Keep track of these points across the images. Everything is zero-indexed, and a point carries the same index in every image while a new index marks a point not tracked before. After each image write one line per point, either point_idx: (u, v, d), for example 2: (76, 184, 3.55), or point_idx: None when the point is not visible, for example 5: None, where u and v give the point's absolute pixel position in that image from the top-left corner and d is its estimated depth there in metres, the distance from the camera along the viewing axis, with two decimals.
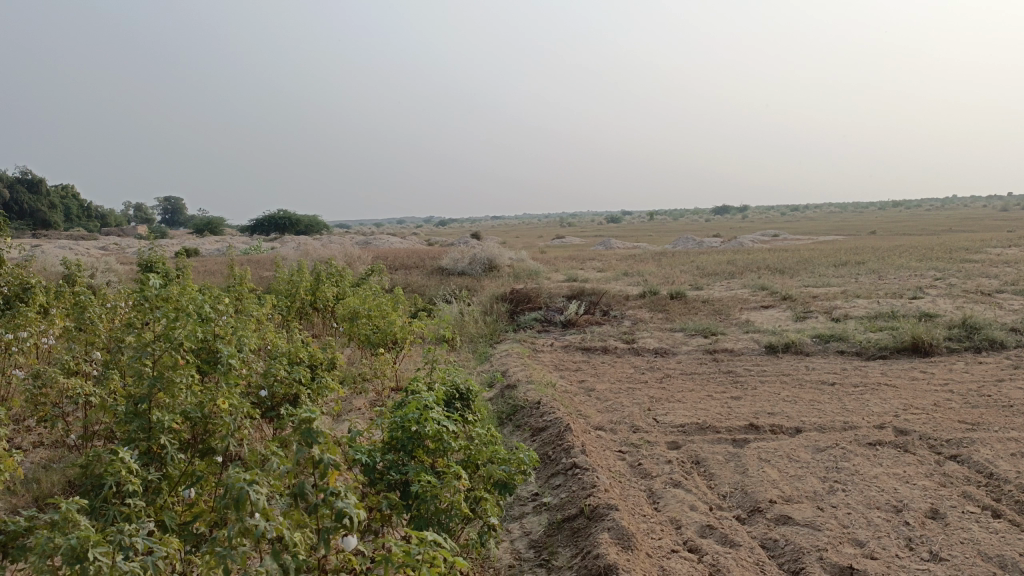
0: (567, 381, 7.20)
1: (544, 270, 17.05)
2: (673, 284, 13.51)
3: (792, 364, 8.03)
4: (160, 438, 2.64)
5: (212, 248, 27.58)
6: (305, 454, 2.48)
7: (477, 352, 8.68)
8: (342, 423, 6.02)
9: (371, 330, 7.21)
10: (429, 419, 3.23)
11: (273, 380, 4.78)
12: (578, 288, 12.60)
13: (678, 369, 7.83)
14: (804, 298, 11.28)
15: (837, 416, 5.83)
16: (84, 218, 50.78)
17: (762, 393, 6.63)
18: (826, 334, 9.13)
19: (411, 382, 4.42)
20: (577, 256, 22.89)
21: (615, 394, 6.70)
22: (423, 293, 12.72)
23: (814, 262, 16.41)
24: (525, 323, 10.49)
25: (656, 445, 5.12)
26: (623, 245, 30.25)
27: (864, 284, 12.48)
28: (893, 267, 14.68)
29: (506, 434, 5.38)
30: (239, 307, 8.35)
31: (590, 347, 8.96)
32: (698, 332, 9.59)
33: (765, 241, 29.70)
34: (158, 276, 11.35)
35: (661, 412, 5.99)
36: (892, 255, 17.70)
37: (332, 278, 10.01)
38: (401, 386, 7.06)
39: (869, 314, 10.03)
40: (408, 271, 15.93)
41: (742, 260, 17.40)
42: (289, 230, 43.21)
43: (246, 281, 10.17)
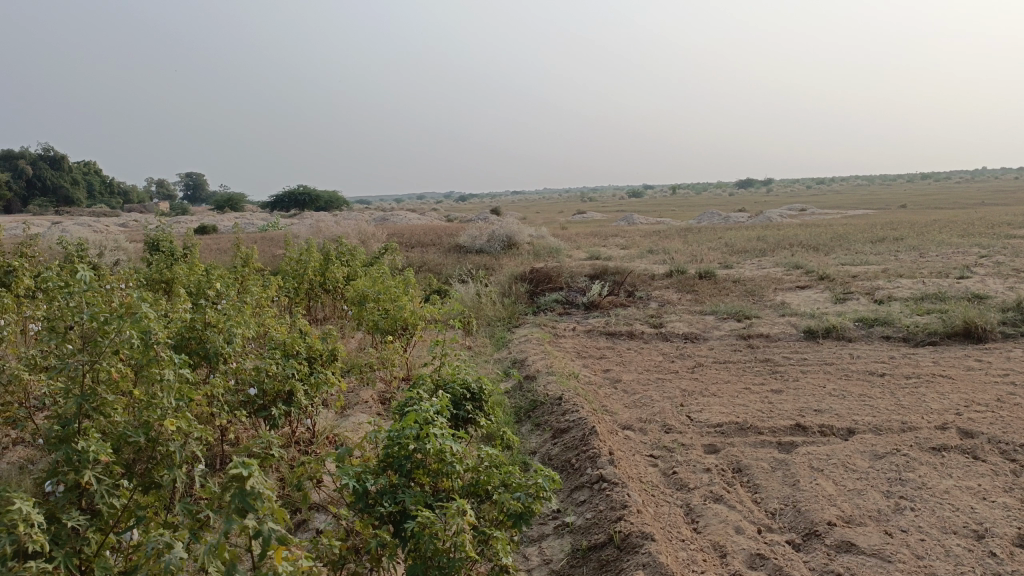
0: (591, 370, 6.66)
1: (566, 247, 16.46)
2: (701, 262, 12.89)
3: (834, 352, 7.43)
4: (84, 472, 2.08)
5: (229, 224, 27.30)
6: (242, 519, 1.93)
7: (494, 337, 8.17)
8: (347, 418, 5.53)
9: (380, 315, 6.69)
10: (431, 437, 2.69)
11: (262, 377, 4.24)
12: (601, 266, 12.02)
13: (711, 357, 7.26)
14: (843, 278, 10.61)
15: (892, 415, 5.24)
16: (106, 194, 50.82)
17: (805, 386, 6.05)
18: (869, 318, 8.48)
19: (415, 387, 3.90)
20: (601, 232, 22.29)
21: (643, 386, 6.16)
22: (439, 273, 12.23)
23: (850, 238, 15.66)
24: (545, 305, 9.95)
25: (692, 449, 4.58)
26: (646, 220, 29.59)
27: (905, 263, 11.77)
28: (934, 243, 13.91)
29: (523, 435, 4.86)
30: (242, 289, 7.87)
31: (615, 332, 8.40)
32: (730, 315, 8.99)
33: (793, 216, 28.90)
34: (165, 254, 10.92)
35: (696, 409, 5.44)
36: (930, 231, 16.88)
37: (343, 258, 9.51)
38: (410, 375, 6.56)
39: (914, 296, 9.36)
40: (425, 249, 15.42)
41: (773, 236, 16.69)
42: (308, 206, 42.89)
43: (253, 261, 9.72)
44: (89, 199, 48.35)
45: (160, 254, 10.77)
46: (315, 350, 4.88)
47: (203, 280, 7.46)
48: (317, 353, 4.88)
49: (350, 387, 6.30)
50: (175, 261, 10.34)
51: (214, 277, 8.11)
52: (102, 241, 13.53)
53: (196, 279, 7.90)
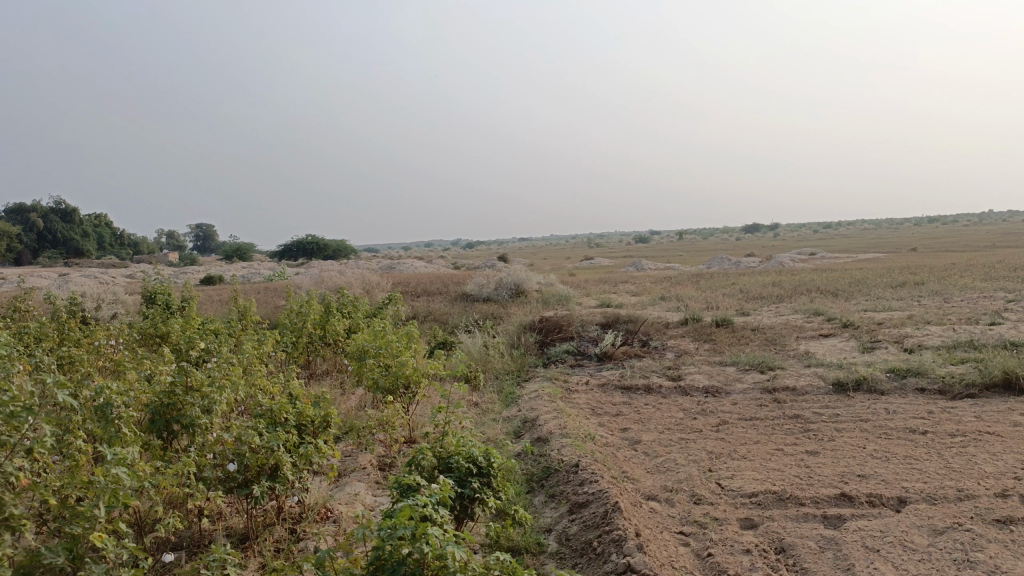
0: (607, 430, 6.17)
1: (576, 294, 16.05)
2: (716, 309, 12.44)
3: (868, 407, 6.93)
4: None
5: (236, 273, 27.13)
6: None
7: (502, 393, 7.72)
8: (342, 488, 5.07)
9: (380, 372, 6.25)
10: (429, 537, 2.28)
11: (243, 451, 3.80)
12: (613, 315, 11.59)
13: (735, 414, 6.76)
14: (868, 325, 10.13)
15: (945, 480, 4.72)
16: (115, 245, 50.98)
17: (843, 448, 5.53)
18: (901, 368, 7.98)
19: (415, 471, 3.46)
20: (611, 279, 21.89)
21: (666, 448, 5.66)
22: (445, 323, 11.81)
23: (869, 283, 15.21)
24: (556, 356, 9.49)
25: (726, 525, 4.08)
26: (655, 266, 29.31)
27: (931, 309, 11.29)
28: (957, 288, 13.45)
29: (536, 509, 4.38)
30: (236, 346, 7.49)
31: (630, 386, 7.92)
32: (752, 366, 8.51)
33: (804, 260, 28.51)
34: (161, 308, 10.54)
35: (726, 475, 4.94)
36: (951, 274, 16.40)
37: (345, 310, 9.11)
38: (413, 437, 6.11)
39: (945, 344, 8.86)
40: (431, 299, 15.03)
41: (789, 282, 16.26)
42: (316, 255, 42.77)
43: (251, 314, 9.35)
44: (98, 251, 48.43)
45: (158, 308, 10.42)
46: (305, 416, 4.43)
47: (196, 337, 7.06)
48: (307, 419, 4.43)
49: (349, 450, 5.85)
50: (171, 315, 9.96)
51: (207, 334, 7.72)
52: (100, 292, 13.22)
53: (188, 335, 7.51)
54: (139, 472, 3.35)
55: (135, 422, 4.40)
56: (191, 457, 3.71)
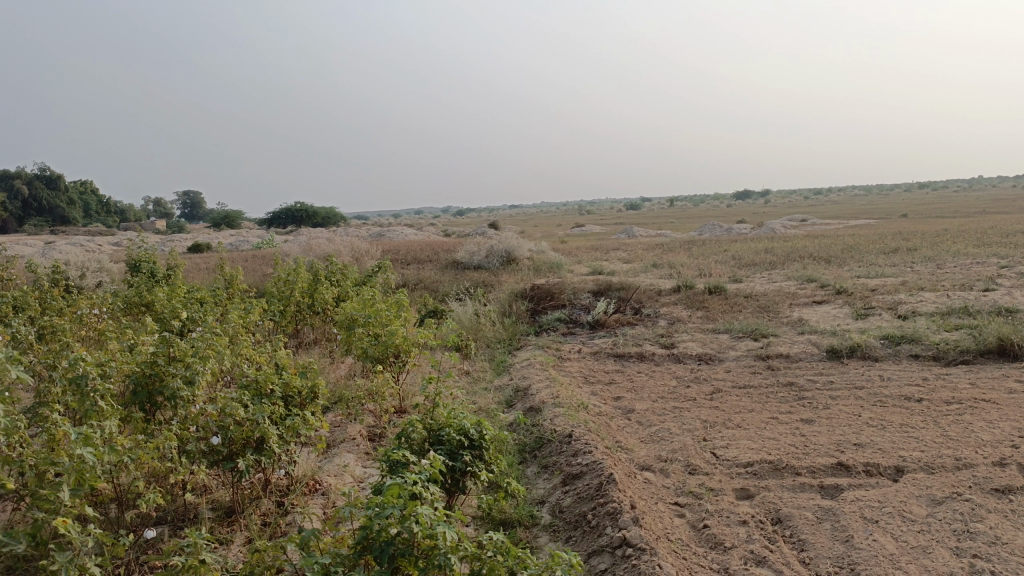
0: (600, 399, 6.09)
1: (567, 261, 15.94)
2: (708, 276, 12.35)
3: (863, 374, 6.87)
4: None
5: (225, 241, 26.83)
6: None
7: (494, 361, 7.63)
8: (331, 459, 4.97)
9: (369, 341, 6.13)
10: (418, 517, 2.21)
11: (227, 424, 3.68)
12: (605, 281, 11.48)
13: (729, 382, 6.69)
14: (861, 291, 10.07)
15: (942, 449, 4.67)
16: (101, 212, 50.39)
17: (838, 416, 5.47)
18: (895, 335, 7.92)
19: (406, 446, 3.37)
20: (603, 245, 21.77)
21: (660, 417, 5.58)
22: (436, 291, 11.68)
23: (862, 249, 15.14)
24: (548, 324, 9.39)
25: (722, 496, 4.02)
26: (647, 233, 29.20)
27: (924, 275, 11.23)
28: (950, 254, 13.40)
29: (530, 480, 4.31)
30: (221, 315, 7.34)
31: (623, 353, 7.84)
32: (746, 333, 8.44)
33: (796, 226, 28.43)
34: (146, 276, 10.35)
35: (721, 444, 4.87)
36: (943, 240, 16.34)
37: (333, 278, 8.96)
38: (403, 407, 6.01)
39: (939, 310, 8.80)
40: (421, 266, 14.88)
41: (782, 248, 16.19)
42: (305, 223, 42.41)
43: (238, 282, 9.18)
44: (84, 219, 47.84)
45: (143, 276, 10.23)
46: (291, 387, 4.31)
47: (181, 307, 6.91)
48: (293, 391, 4.31)
49: (337, 421, 5.75)
50: (155, 284, 9.78)
51: (192, 303, 7.57)
52: (84, 260, 12.98)
53: (172, 305, 7.35)
54: (116, 446, 3.23)
55: (117, 394, 4.28)
56: (173, 431, 3.59)
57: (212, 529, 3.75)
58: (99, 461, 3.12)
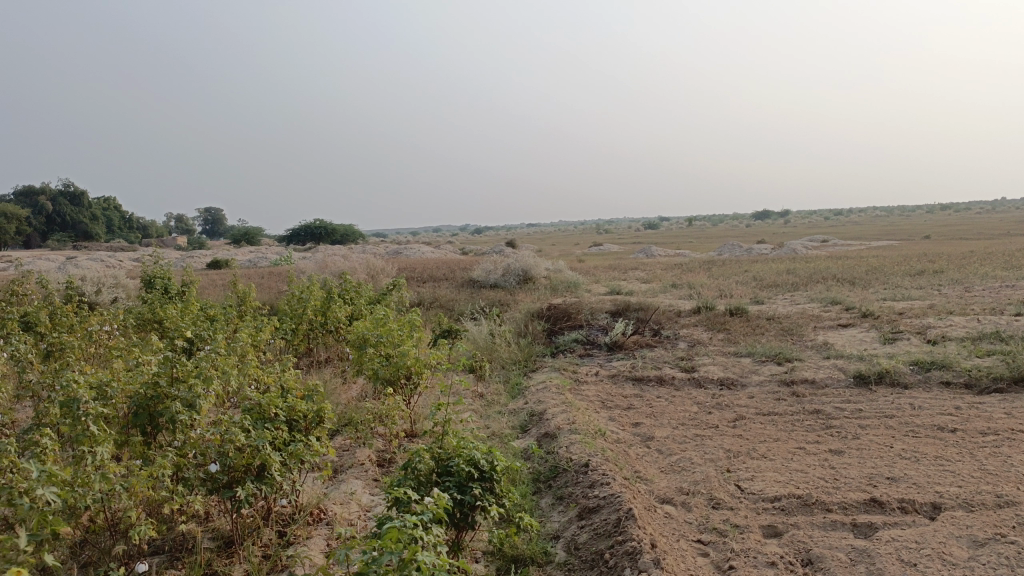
0: (618, 425, 5.87)
1: (585, 281, 15.75)
2: (729, 297, 12.10)
3: (892, 402, 6.60)
4: None
5: (244, 258, 26.91)
6: None
7: (509, 384, 7.43)
8: (338, 485, 4.79)
9: (380, 362, 5.95)
10: (418, 564, 2.02)
11: (226, 450, 3.51)
12: (623, 302, 11.27)
13: (752, 408, 6.44)
14: (888, 315, 9.78)
15: (981, 483, 4.38)
16: (124, 227, 50.89)
17: (868, 448, 5.21)
18: (925, 361, 7.63)
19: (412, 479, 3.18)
20: (622, 265, 21.56)
21: (681, 445, 5.36)
22: (451, 310, 11.51)
23: (887, 271, 14.81)
24: (565, 346, 9.18)
25: (748, 534, 3.79)
26: (665, 253, 28.97)
27: (952, 298, 10.91)
28: (978, 277, 13.06)
29: (543, 512, 4.10)
30: (232, 333, 7.21)
31: (642, 377, 7.61)
32: (769, 357, 8.18)
33: (817, 247, 28.07)
34: (160, 293, 10.28)
35: (746, 476, 4.64)
36: (970, 262, 15.98)
37: (346, 296, 8.82)
38: (413, 431, 5.85)
39: (970, 335, 8.49)
40: (437, 284, 14.74)
41: (804, 269, 15.89)
42: (324, 240, 42.54)
43: (251, 299, 9.07)
44: (108, 234, 48.30)
45: (157, 292, 10.16)
46: (296, 411, 4.11)
47: (191, 325, 6.79)
48: (297, 415, 4.11)
49: (345, 445, 5.58)
50: (169, 300, 9.70)
51: (203, 321, 7.45)
52: (100, 275, 12.96)
53: (183, 322, 7.24)
54: (108, 473, 3.07)
55: (117, 415, 4.14)
56: (169, 457, 3.44)
57: (209, 561, 3.58)
58: (87, 489, 2.96)
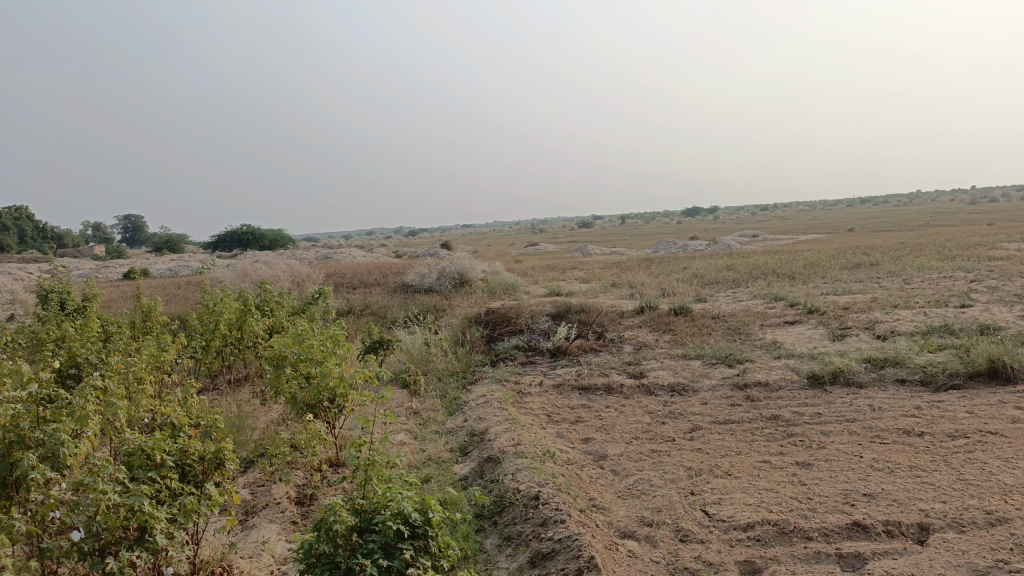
0: (567, 443, 5.35)
1: (524, 283, 15.24)
2: (671, 296, 11.76)
3: (852, 404, 6.26)
4: None
5: (166, 267, 25.49)
6: None
7: (445, 399, 6.84)
8: (249, 533, 4.13)
9: (300, 384, 5.28)
10: None
11: (94, 511, 2.86)
12: (563, 303, 10.80)
13: (708, 417, 6.01)
14: (834, 311, 9.56)
15: (966, 497, 4.00)
16: (37, 237, 48.10)
17: (837, 459, 4.81)
18: (878, 358, 7.36)
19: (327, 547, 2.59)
20: (560, 265, 21.15)
21: (637, 463, 4.87)
22: (383, 318, 10.84)
23: (824, 265, 14.75)
24: (505, 353, 8.63)
25: (724, 573, 3.31)
26: (602, 251, 28.73)
27: (894, 291, 10.80)
28: (914, 269, 13.07)
29: (488, 559, 3.55)
30: (131, 353, 6.40)
31: (589, 385, 7.13)
32: (719, 360, 7.80)
33: (750, 242, 28.29)
34: (56, 309, 9.28)
35: (713, 499, 4.16)
36: (904, 254, 16.10)
37: (265, 307, 8.07)
38: (337, 461, 5.24)
39: (918, 329, 8.30)
40: (369, 290, 14.00)
41: (744, 265, 15.75)
42: (252, 246, 41.01)
43: (159, 314, 8.22)
44: (19, 245, 45.55)
45: (54, 308, 9.19)
46: (188, 453, 3.43)
47: (80, 349, 5.97)
48: (189, 460, 3.43)
49: (258, 481, 4.94)
50: (65, 317, 8.74)
51: (100, 342, 6.63)
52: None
53: (74, 343, 6.41)
54: None
55: None
56: (15, 528, 2.76)
57: None
58: None
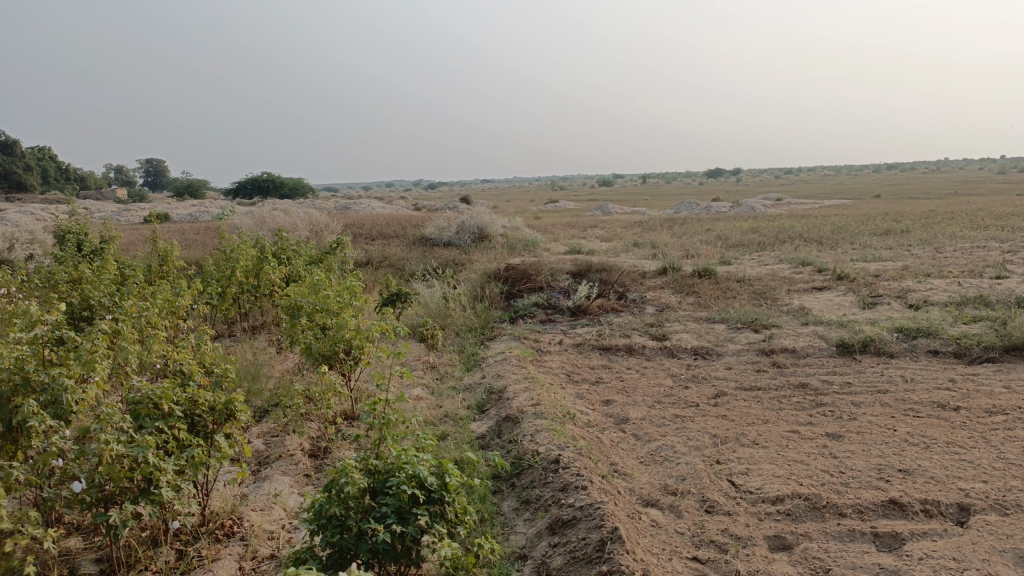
0: (588, 405, 5.19)
1: (544, 240, 15.02)
2: (695, 258, 11.50)
3: (882, 374, 6.05)
4: None
5: (186, 211, 25.46)
6: None
7: (463, 354, 6.69)
8: (261, 485, 4.03)
9: (315, 335, 5.13)
10: None
11: (97, 461, 2.73)
12: (584, 261, 10.58)
13: (732, 382, 5.83)
14: (864, 278, 9.28)
15: (1008, 477, 3.80)
16: (59, 178, 48.24)
17: (869, 432, 4.62)
18: (911, 327, 7.11)
19: (336, 509, 2.46)
20: (582, 222, 20.86)
21: (660, 429, 4.71)
22: (401, 270, 10.68)
23: (853, 231, 14.36)
24: (524, 310, 8.47)
25: (752, 548, 3.15)
26: (623, 209, 28.33)
27: (926, 259, 10.48)
28: (947, 237, 12.68)
29: (505, 521, 3.43)
30: (144, 296, 6.28)
31: (610, 346, 6.95)
32: (744, 324, 7.58)
33: (774, 206, 27.74)
34: (72, 250, 9.19)
35: (739, 469, 3.99)
36: (936, 221, 15.65)
37: (282, 255, 7.92)
38: (353, 413, 5.13)
39: (952, 300, 8.02)
40: (387, 242, 13.84)
41: (770, 228, 15.39)
42: (272, 194, 40.92)
43: (174, 258, 8.09)
44: (42, 186, 45.77)
45: (70, 249, 9.10)
46: (197, 403, 3.29)
47: (93, 292, 5.86)
48: (198, 410, 3.29)
49: (272, 431, 4.84)
50: (82, 258, 8.65)
51: (115, 285, 6.52)
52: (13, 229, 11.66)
53: (87, 285, 6.30)
54: None
55: None
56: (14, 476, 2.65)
57: None
58: None
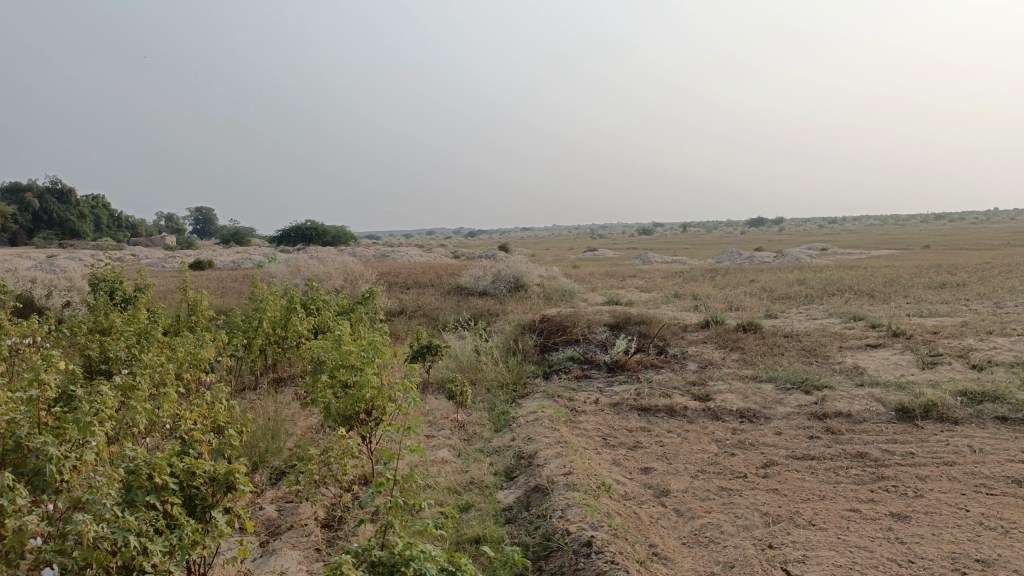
0: (625, 474, 4.80)
1: (582, 290, 14.71)
2: (739, 311, 11.06)
3: (949, 443, 5.53)
4: None
5: (231, 259, 25.82)
6: None
7: (493, 413, 6.35)
8: (268, 560, 3.73)
9: (336, 393, 4.86)
10: None
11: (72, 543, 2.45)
12: (623, 313, 10.21)
13: (783, 450, 5.38)
14: (921, 335, 8.74)
15: None
16: (112, 225, 49.64)
17: (939, 512, 4.15)
18: (976, 390, 6.58)
19: None
20: (622, 272, 20.51)
21: (705, 504, 4.30)
22: (434, 321, 10.44)
23: (906, 284, 13.74)
24: (559, 365, 8.13)
25: None
26: (663, 259, 27.90)
27: (987, 315, 9.88)
28: (1008, 291, 12.02)
29: None
30: (165, 346, 6.11)
31: (649, 406, 6.55)
32: (793, 384, 7.12)
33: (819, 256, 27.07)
34: (106, 298, 9.15)
35: (794, 555, 3.56)
36: (994, 275, 14.93)
37: (311, 306, 7.73)
38: (371, 478, 4.83)
39: (1020, 360, 7.45)
40: (423, 291, 13.65)
41: (817, 279, 14.85)
42: (314, 242, 41.45)
43: (204, 308, 7.94)
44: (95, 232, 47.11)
45: (104, 298, 9.06)
46: (195, 474, 3.01)
47: (114, 344, 5.70)
48: (195, 482, 3.01)
49: (287, 496, 4.56)
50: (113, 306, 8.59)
51: (138, 335, 6.37)
52: (55, 275, 11.76)
53: (111, 336, 6.15)
54: None
55: None
56: None
57: None
58: None
